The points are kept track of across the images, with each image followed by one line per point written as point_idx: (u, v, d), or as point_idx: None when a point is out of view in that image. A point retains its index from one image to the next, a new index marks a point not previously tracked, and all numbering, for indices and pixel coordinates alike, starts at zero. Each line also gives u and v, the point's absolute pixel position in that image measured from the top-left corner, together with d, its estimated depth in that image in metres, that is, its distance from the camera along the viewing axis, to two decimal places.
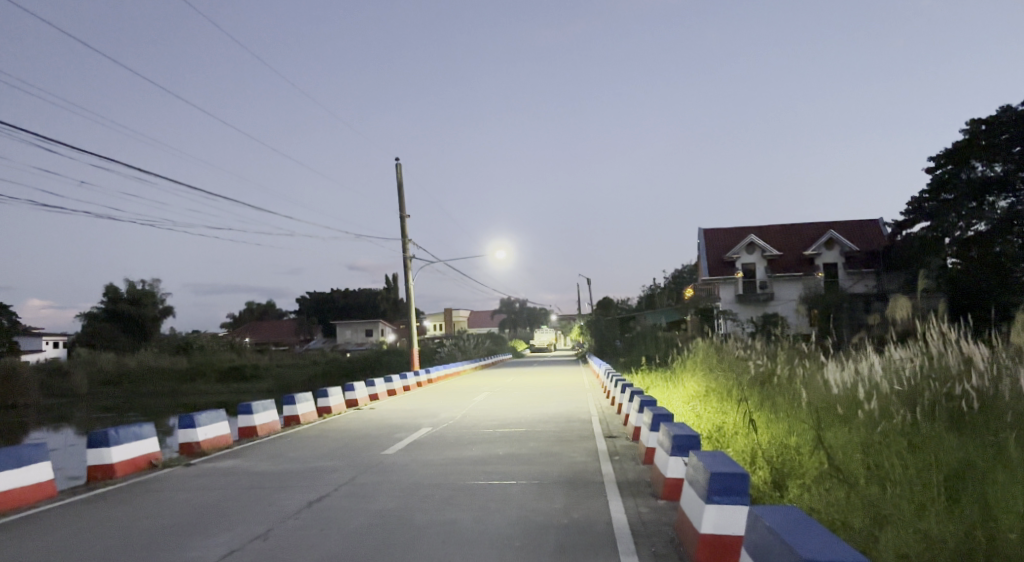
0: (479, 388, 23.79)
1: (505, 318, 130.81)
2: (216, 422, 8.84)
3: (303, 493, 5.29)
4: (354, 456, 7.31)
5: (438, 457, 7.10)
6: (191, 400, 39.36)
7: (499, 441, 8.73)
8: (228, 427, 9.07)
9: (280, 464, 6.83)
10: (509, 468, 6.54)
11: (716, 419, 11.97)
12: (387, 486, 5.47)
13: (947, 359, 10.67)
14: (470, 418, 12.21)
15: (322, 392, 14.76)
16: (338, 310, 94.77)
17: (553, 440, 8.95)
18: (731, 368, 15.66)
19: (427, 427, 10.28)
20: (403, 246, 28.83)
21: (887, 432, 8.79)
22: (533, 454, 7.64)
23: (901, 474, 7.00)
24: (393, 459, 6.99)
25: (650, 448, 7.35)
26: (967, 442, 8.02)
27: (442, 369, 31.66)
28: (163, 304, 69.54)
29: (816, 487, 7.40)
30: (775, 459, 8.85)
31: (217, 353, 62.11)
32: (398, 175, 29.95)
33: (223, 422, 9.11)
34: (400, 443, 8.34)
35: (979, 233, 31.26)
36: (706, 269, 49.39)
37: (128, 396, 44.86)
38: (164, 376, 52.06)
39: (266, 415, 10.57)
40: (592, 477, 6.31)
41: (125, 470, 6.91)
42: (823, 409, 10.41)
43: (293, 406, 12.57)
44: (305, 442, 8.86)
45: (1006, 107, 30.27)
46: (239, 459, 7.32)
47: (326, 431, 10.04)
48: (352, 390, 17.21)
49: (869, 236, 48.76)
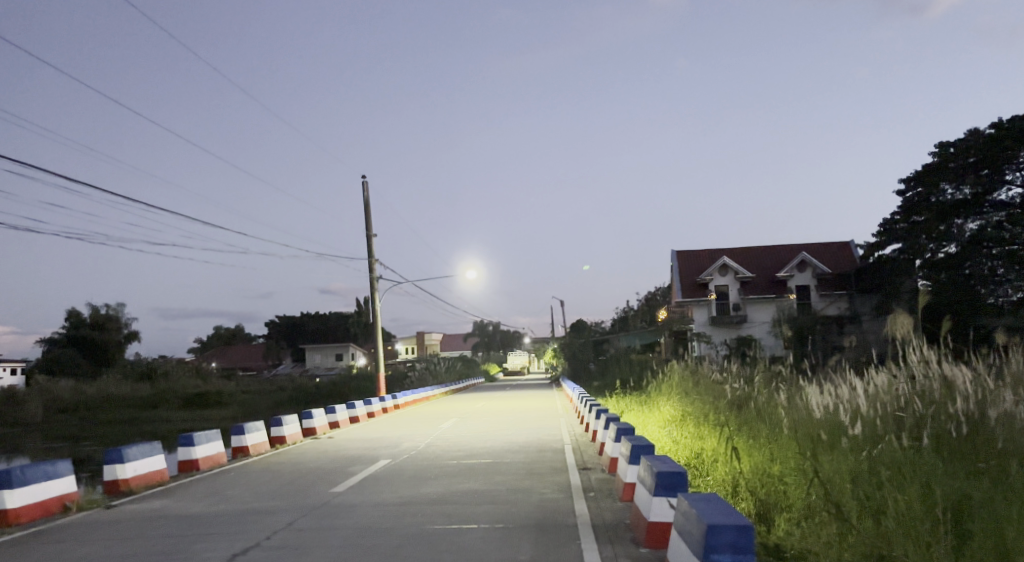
0: (448, 414, 23.07)
1: (477, 341, 129.92)
2: (150, 455, 8.11)
3: (229, 543, 4.53)
4: (300, 495, 6.55)
5: (395, 496, 6.36)
6: (150, 428, 37.76)
7: (463, 474, 8.02)
8: (162, 461, 8.27)
9: (212, 507, 5.98)
10: (470, 509, 5.85)
11: (693, 446, 11.45)
12: (331, 533, 4.74)
13: (931, 382, 10.28)
14: (435, 447, 11.50)
15: (276, 421, 13.85)
16: (308, 334, 93.06)
17: (521, 473, 8.28)
18: (707, 392, 15.15)
19: (386, 458, 9.54)
20: (370, 267, 28.02)
21: (874, 459, 8.33)
22: (500, 491, 6.93)
23: (898, 506, 6.55)
24: (341, 498, 6.23)
25: (629, 484, 6.74)
26: (959, 470, 7.57)
27: (411, 395, 30.77)
28: (128, 329, 67.62)
29: (806, 523, 6.95)
30: (760, 490, 8.34)
31: (182, 379, 60.24)
32: (364, 194, 29.19)
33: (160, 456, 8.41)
34: (355, 479, 7.59)
35: (949, 255, 31.44)
36: (679, 291, 49.28)
37: (83, 425, 42.93)
38: (124, 403, 50.09)
39: (210, 447, 9.73)
40: (565, 519, 5.66)
41: (31, 515, 6.11)
42: (804, 433, 9.93)
43: (241, 437, 11.67)
44: (246, 478, 8.02)
45: (974, 130, 30.73)
46: (168, 500, 6.49)
47: (276, 464, 9.22)
48: (311, 418, 16.33)
49: (841, 258, 49.10)
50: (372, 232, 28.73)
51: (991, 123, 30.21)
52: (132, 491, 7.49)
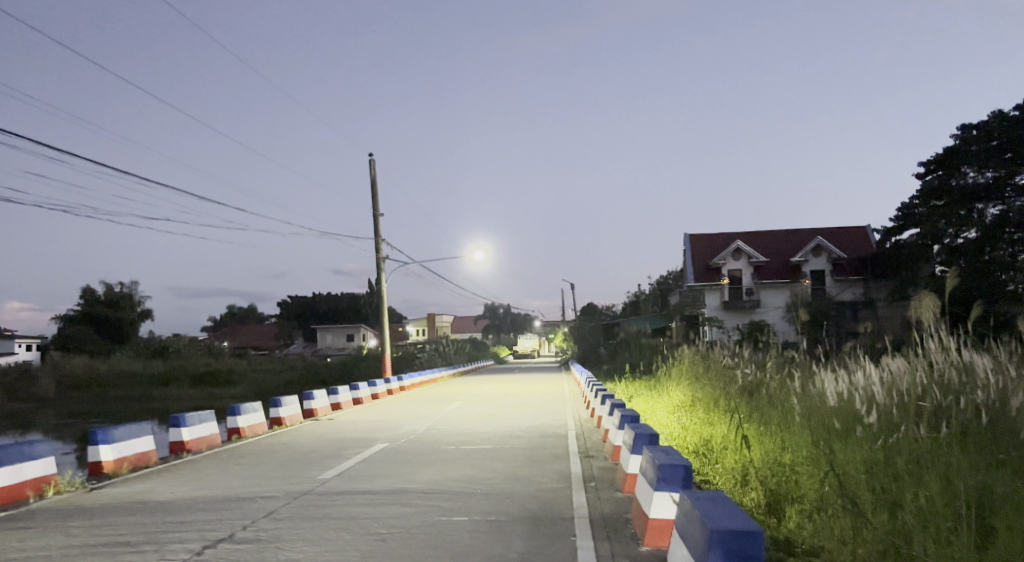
0: (453, 396, 22.95)
1: (488, 324, 130.06)
2: (136, 436, 8.02)
3: (202, 533, 4.24)
4: (290, 479, 6.29)
5: (388, 483, 6.06)
6: (160, 406, 37.93)
7: (459, 460, 7.73)
8: (148, 443, 8.10)
9: (195, 492, 5.72)
10: (462, 499, 5.53)
11: (702, 432, 11.16)
12: (312, 523, 4.45)
13: (948, 370, 9.88)
14: (435, 431, 11.27)
15: (275, 402, 13.65)
16: (319, 314, 93.31)
17: (521, 460, 7.99)
18: (718, 378, 14.77)
19: (383, 442, 9.28)
20: (377, 246, 27.76)
21: (890, 449, 7.96)
22: (495, 479, 6.63)
23: (914, 499, 6.22)
24: (331, 485, 5.95)
25: (632, 476, 6.44)
26: (977, 461, 7.20)
27: (416, 376, 30.60)
28: (141, 307, 67.93)
29: (818, 516, 6.66)
30: (770, 480, 8.02)
31: (194, 357, 60.57)
32: (370, 172, 28.88)
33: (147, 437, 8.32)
34: (348, 463, 7.30)
35: (968, 240, 30.74)
36: (691, 275, 48.71)
37: (95, 401, 43.16)
38: (137, 380, 50.34)
39: (202, 428, 9.54)
40: (563, 511, 5.37)
41: (6, 499, 5.92)
42: (816, 421, 9.59)
43: (236, 418, 11.45)
44: (238, 460, 7.77)
45: (997, 112, 29.89)
46: (150, 484, 6.25)
47: (269, 446, 8.99)
48: (311, 399, 16.12)
49: (857, 243, 48.32)
50: (380, 212, 28.45)
51: (1015, 105, 29.35)
52: (114, 473, 7.35)
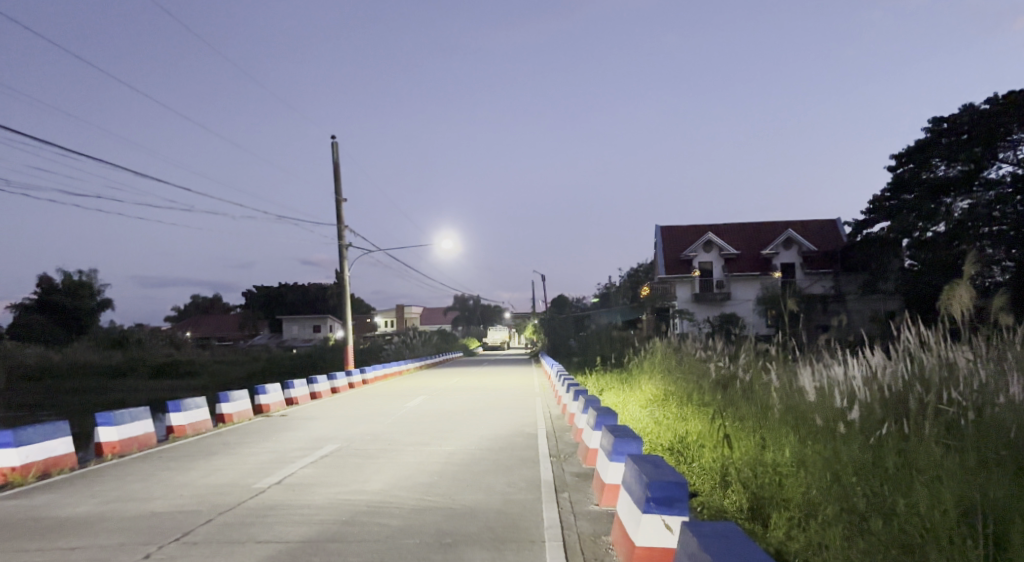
0: (417, 390, 22.14)
1: (457, 316, 129.69)
2: (44, 441, 7.44)
3: None
4: (217, 490, 5.52)
5: (333, 494, 5.36)
6: (114, 399, 36.45)
7: (413, 465, 7.03)
8: (53, 446, 7.56)
9: (103, 506, 4.96)
10: (413, 516, 4.82)
11: (675, 429, 10.62)
12: (231, 551, 3.72)
13: (930, 363, 9.39)
14: (394, 429, 10.52)
15: (220, 397, 12.78)
16: (286, 305, 91.55)
17: (484, 465, 7.31)
18: (690, 371, 14.30)
19: (333, 443, 8.52)
20: (340, 233, 26.80)
21: (874, 449, 7.42)
22: (454, 490, 5.93)
23: (913, 507, 5.67)
24: (267, 496, 5.20)
25: (610, 487, 5.82)
26: (970, 461, 6.67)
27: (380, 369, 29.71)
28: (101, 296, 65.68)
29: (806, 527, 6.09)
30: (752, 481, 7.48)
31: (155, 348, 58.65)
32: (334, 155, 27.86)
33: (60, 439, 7.76)
34: (291, 468, 6.58)
35: (938, 234, 31.00)
36: (662, 267, 48.52)
37: (45, 394, 41.26)
38: (93, 371, 48.49)
39: (134, 426, 8.86)
40: (531, 532, 4.73)
41: None
42: (795, 418, 9.06)
43: (173, 416, 10.63)
44: (167, 464, 6.96)
45: (968, 106, 29.89)
46: (57, 495, 5.49)
47: (206, 447, 8.22)
48: (263, 394, 15.22)
49: (826, 236, 48.58)
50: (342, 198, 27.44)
51: (986, 98, 29.40)
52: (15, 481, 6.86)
